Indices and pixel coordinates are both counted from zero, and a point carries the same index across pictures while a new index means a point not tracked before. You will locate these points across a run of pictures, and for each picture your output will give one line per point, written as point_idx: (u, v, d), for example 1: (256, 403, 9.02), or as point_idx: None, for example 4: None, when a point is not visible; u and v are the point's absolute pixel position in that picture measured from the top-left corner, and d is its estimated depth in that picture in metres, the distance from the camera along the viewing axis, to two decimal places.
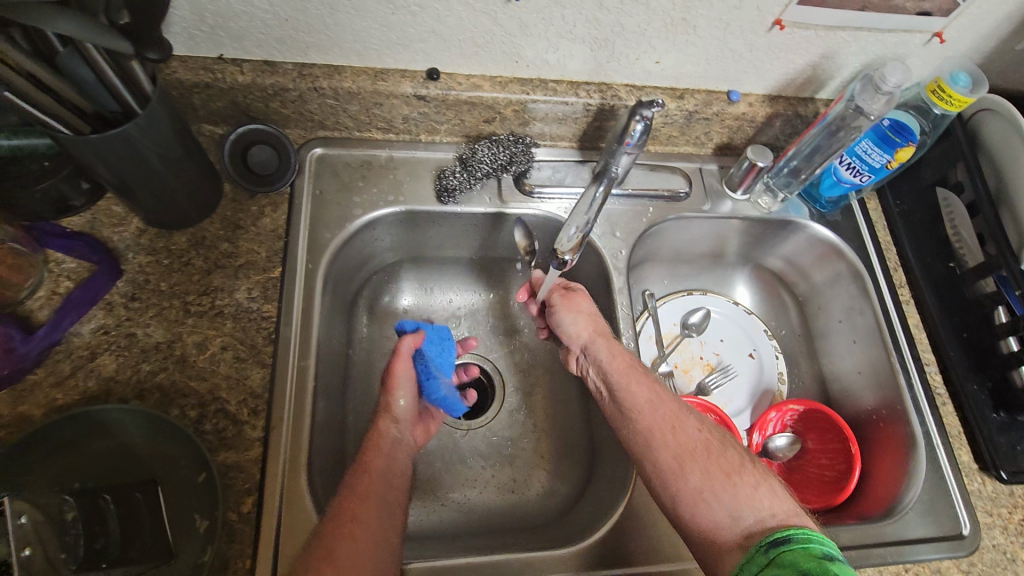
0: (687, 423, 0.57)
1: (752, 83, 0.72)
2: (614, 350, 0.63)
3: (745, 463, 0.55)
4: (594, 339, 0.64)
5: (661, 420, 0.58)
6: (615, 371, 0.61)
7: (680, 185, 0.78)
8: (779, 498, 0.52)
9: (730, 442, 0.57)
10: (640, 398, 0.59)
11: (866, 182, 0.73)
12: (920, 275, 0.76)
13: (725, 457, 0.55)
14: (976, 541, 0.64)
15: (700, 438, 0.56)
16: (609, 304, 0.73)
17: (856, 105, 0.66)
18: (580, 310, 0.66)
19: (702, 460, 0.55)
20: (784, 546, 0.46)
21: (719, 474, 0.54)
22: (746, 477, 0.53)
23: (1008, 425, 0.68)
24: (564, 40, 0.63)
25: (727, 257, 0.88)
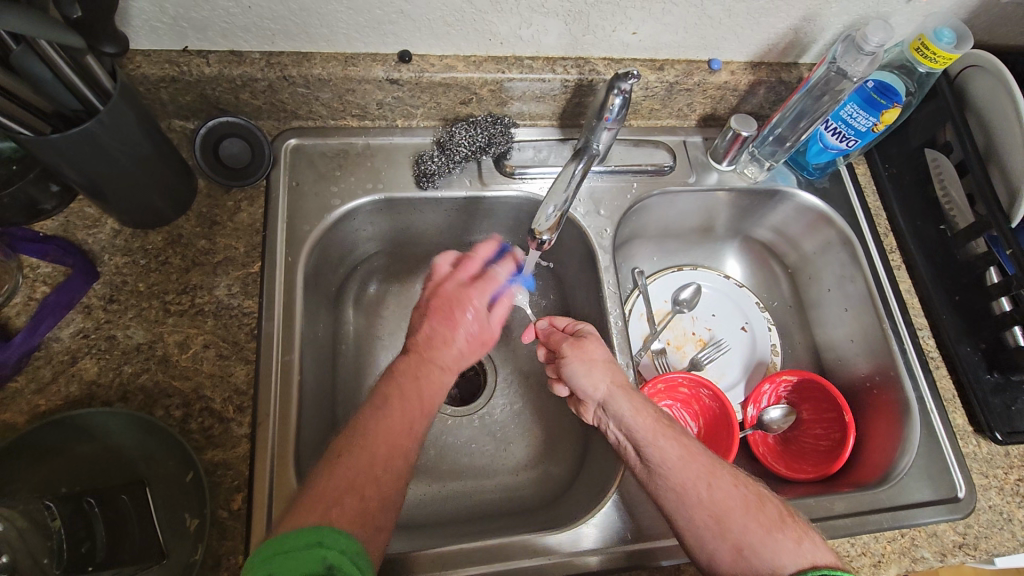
0: (720, 477, 0.55)
1: (733, 50, 0.71)
2: (639, 404, 0.59)
3: (784, 513, 0.53)
4: (612, 391, 0.60)
5: (693, 477, 0.54)
6: (642, 426, 0.58)
7: (665, 159, 0.77)
8: (820, 551, 0.51)
9: (762, 491, 0.55)
10: (671, 454, 0.56)
11: (853, 146, 0.71)
12: (911, 239, 0.75)
13: (763, 509, 0.53)
14: (971, 503, 0.64)
15: (736, 492, 0.54)
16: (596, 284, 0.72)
17: (838, 67, 0.64)
18: (597, 361, 0.62)
19: (741, 517, 0.52)
20: None
21: (759, 529, 0.51)
22: (787, 531, 0.51)
23: (1002, 386, 0.68)
24: (537, 14, 0.62)
25: (716, 230, 0.86)
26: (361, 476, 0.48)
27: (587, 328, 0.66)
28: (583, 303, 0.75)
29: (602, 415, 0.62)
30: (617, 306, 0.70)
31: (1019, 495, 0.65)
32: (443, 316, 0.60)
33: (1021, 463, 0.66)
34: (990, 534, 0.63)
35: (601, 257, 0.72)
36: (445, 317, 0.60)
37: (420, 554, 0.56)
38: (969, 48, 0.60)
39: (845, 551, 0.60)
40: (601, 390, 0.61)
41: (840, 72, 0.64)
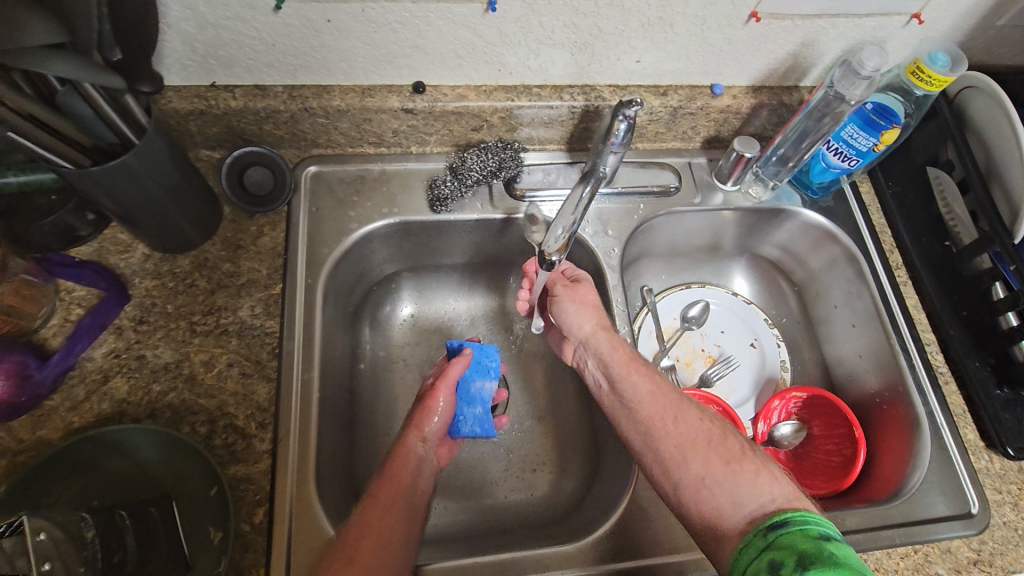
0: (687, 412, 0.58)
1: (734, 76, 0.73)
2: (618, 343, 0.65)
3: (748, 450, 0.54)
4: (593, 333, 0.65)
5: (661, 408, 0.59)
6: (617, 362, 0.63)
7: (670, 180, 0.79)
8: (779, 483, 0.51)
9: (731, 433, 0.56)
10: (642, 388, 0.61)
11: (855, 166, 0.73)
12: (917, 256, 0.76)
13: (725, 444, 0.55)
14: (985, 519, 0.63)
15: (701, 426, 0.56)
16: (604, 302, 0.74)
17: (836, 91, 0.66)
18: (584, 304, 0.67)
19: (702, 449, 0.54)
20: (779, 530, 0.45)
21: (719, 462, 0.53)
22: (747, 464, 0.52)
23: (1013, 401, 0.68)
24: (544, 46, 0.65)
25: (724, 248, 0.88)
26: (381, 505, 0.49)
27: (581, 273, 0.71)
28: None
29: (586, 355, 0.67)
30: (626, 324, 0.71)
31: None
32: (420, 409, 0.64)
33: None
34: (1006, 550, 0.62)
35: (610, 276, 0.74)
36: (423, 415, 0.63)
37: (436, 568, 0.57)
38: (964, 70, 0.63)
39: None
40: (584, 332, 0.66)
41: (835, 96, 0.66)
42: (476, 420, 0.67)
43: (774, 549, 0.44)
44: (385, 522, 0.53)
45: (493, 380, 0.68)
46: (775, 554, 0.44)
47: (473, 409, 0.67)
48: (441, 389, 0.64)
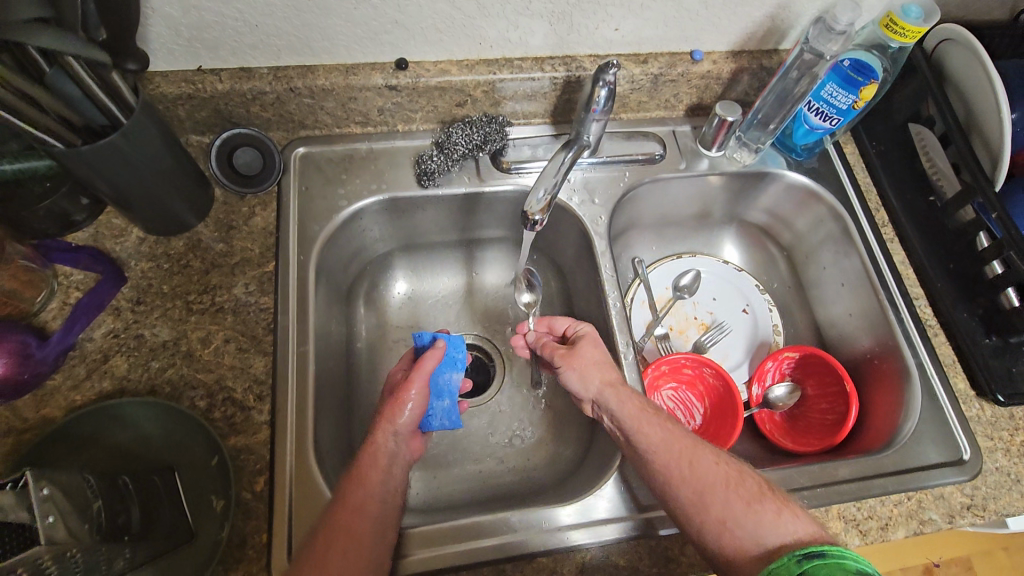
0: (702, 456, 0.56)
1: (713, 41, 0.74)
2: (625, 395, 0.61)
3: (765, 487, 0.54)
4: (601, 390, 0.62)
5: (677, 456, 0.56)
6: (627, 417, 0.59)
7: (655, 148, 0.80)
8: (802, 520, 0.51)
9: (744, 468, 0.56)
10: (654, 440, 0.58)
11: (837, 125, 0.74)
12: (902, 212, 0.77)
13: (744, 485, 0.54)
14: (977, 464, 0.64)
15: (720, 471, 0.55)
16: (594, 271, 0.75)
17: (811, 48, 0.66)
18: (589, 361, 0.65)
19: (722, 492, 0.53)
20: (814, 560, 0.45)
21: (740, 504, 0.52)
22: (767, 504, 0.52)
23: (1001, 349, 0.68)
24: (522, 17, 0.66)
25: (712, 217, 0.89)
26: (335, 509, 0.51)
27: (584, 327, 0.70)
28: (584, 290, 0.78)
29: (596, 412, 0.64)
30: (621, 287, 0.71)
31: None
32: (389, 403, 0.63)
33: None
34: (999, 495, 0.63)
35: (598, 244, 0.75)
36: (393, 407, 0.62)
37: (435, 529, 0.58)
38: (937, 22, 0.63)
39: (851, 514, 0.61)
40: (591, 386, 0.63)
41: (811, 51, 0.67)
42: (445, 412, 0.68)
43: None
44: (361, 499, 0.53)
45: (460, 372, 0.68)
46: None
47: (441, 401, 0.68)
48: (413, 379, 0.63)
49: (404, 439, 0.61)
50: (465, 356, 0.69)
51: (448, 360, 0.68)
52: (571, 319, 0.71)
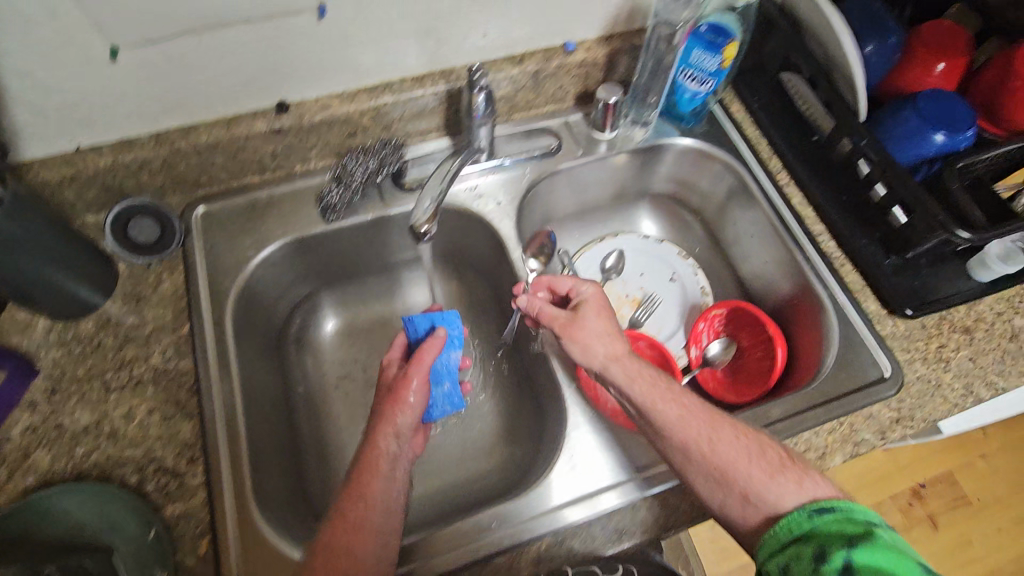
0: (721, 430, 0.57)
1: (582, 30, 0.77)
2: (633, 369, 0.62)
3: (786, 455, 0.56)
4: (606, 363, 0.63)
5: (695, 430, 0.57)
6: (638, 392, 0.60)
7: (551, 141, 0.82)
8: (822, 486, 0.53)
9: (762, 438, 0.58)
10: (669, 415, 0.58)
11: (713, 87, 0.77)
12: (793, 156, 0.80)
13: (765, 455, 0.55)
14: (899, 378, 0.67)
15: (740, 444, 0.56)
16: (514, 270, 0.77)
17: (662, 20, 0.69)
18: (594, 326, 0.66)
19: (744, 465, 0.55)
20: (827, 513, 0.50)
21: (763, 475, 0.54)
22: (790, 473, 0.54)
23: (902, 266, 0.72)
24: (389, 40, 0.67)
25: (625, 196, 0.92)
26: (365, 521, 0.54)
27: (585, 289, 0.70)
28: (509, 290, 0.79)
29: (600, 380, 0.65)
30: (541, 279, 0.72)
31: (942, 361, 0.69)
32: (388, 409, 0.63)
33: (937, 331, 0.70)
34: (923, 402, 0.66)
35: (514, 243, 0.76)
36: (394, 409, 0.63)
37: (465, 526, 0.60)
38: None
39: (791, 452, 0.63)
40: (598, 356, 0.64)
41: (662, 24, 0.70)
42: (445, 397, 0.71)
43: (820, 531, 0.48)
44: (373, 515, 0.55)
45: (458, 349, 0.70)
46: (822, 536, 0.48)
47: (440, 386, 0.71)
48: (411, 378, 0.64)
49: (406, 440, 0.62)
50: (461, 332, 0.71)
51: (447, 341, 0.69)
52: (571, 277, 0.72)
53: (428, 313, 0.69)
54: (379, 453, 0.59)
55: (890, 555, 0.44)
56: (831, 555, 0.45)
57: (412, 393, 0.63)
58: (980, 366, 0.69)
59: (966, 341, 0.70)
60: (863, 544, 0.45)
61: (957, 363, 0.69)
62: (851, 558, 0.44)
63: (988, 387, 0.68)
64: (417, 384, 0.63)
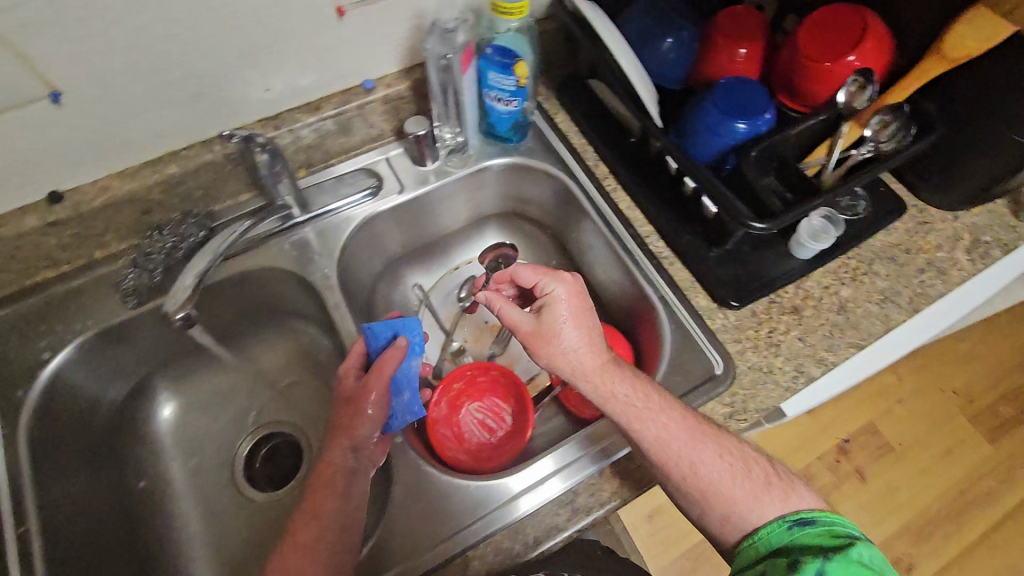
0: (705, 452, 0.59)
1: (377, 67, 0.74)
2: (622, 384, 0.61)
3: (770, 476, 0.59)
4: (580, 379, 0.62)
5: (673, 455, 0.58)
6: (616, 412, 0.60)
7: (368, 180, 0.79)
8: (807, 501, 0.58)
9: (749, 454, 0.60)
10: (649, 435, 0.59)
11: (520, 105, 0.76)
12: (615, 159, 0.79)
13: (749, 472, 0.59)
14: (729, 375, 0.67)
15: (721, 465, 0.58)
16: (339, 326, 0.71)
17: (435, 55, 0.67)
18: (567, 345, 0.63)
19: (731, 482, 0.58)
20: (807, 526, 0.54)
21: (749, 492, 0.58)
22: (775, 491, 0.58)
23: (725, 257, 0.73)
24: (155, 111, 0.63)
25: (470, 222, 0.90)
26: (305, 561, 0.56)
27: (556, 288, 0.65)
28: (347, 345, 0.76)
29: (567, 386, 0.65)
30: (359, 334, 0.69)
31: (773, 346, 0.69)
32: (351, 414, 0.64)
33: (766, 316, 0.71)
34: (756, 392, 0.67)
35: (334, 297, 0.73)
36: (354, 419, 0.64)
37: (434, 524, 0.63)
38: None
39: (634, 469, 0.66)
40: (591, 371, 0.62)
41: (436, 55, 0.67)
42: (406, 407, 0.66)
43: (798, 542, 0.53)
44: (318, 533, 0.57)
45: (417, 357, 0.68)
46: (800, 545, 0.53)
47: (401, 396, 0.67)
48: (371, 377, 0.65)
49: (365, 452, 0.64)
50: (421, 339, 0.69)
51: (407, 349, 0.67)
52: (538, 269, 0.67)
53: (388, 321, 0.68)
54: (329, 467, 0.61)
55: (862, 570, 0.48)
56: (804, 565, 0.50)
57: (376, 401, 0.64)
58: (810, 345, 0.70)
59: (796, 322, 0.71)
60: (836, 557, 0.49)
61: (788, 346, 0.70)
62: (819, 569, 0.49)
63: (820, 364, 0.69)
64: (375, 398, 0.64)
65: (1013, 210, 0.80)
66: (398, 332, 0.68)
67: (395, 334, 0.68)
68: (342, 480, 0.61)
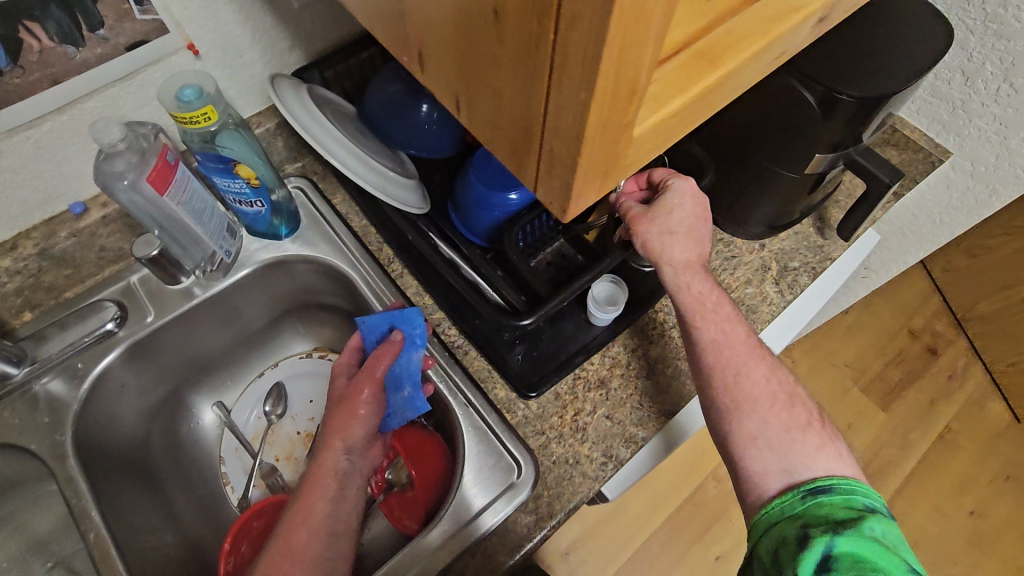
0: (755, 370, 0.56)
1: (81, 189, 0.63)
2: (702, 285, 0.58)
3: (812, 416, 0.56)
4: (688, 268, 0.58)
5: (733, 357, 0.57)
6: (689, 304, 0.58)
7: (106, 316, 0.66)
8: (843, 460, 0.53)
9: (796, 391, 0.57)
10: (705, 333, 0.57)
11: (267, 204, 0.67)
12: (396, 242, 0.72)
13: (793, 410, 0.56)
14: (531, 477, 0.60)
15: (770, 388, 0.56)
16: (79, 497, 0.61)
17: (108, 187, 0.54)
18: (671, 225, 0.58)
19: (766, 410, 0.55)
20: (823, 495, 0.49)
21: (780, 428, 0.54)
22: (813, 437, 0.54)
23: (518, 339, 0.66)
24: None
25: (265, 323, 0.80)
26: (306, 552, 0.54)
27: (681, 181, 0.60)
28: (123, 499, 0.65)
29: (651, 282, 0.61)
30: (96, 514, 0.60)
31: (579, 431, 0.63)
32: (343, 409, 0.62)
33: (571, 397, 0.65)
34: (562, 490, 0.61)
35: (69, 468, 0.62)
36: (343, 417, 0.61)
37: (429, 535, 0.59)
38: (213, 83, 0.56)
39: None
40: (665, 255, 0.58)
41: (109, 180, 0.54)
42: (406, 403, 0.64)
43: (810, 514, 0.49)
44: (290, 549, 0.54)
45: (421, 349, 0.64)
46: (809, 518, 0.48)
47: (401, 392, 0.64)
48: (365, 379, 0.62)
49: (359, 453, 0.61)
50: (425, 330, 0.64)
51: (405, 341, 0.63)
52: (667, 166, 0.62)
53: (386, 313, 0.65)
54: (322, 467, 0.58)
55: (873, 548, 0.44)
56: (814, 540, 0.46)
57: (366, 396, 0.62)
58: (618, 423, 0.64)
59: (602, 397, 0.65)
60: (847, 532, 0.45)
61: (595, 428, 0.63)
62: (830, 547, 0.44)
63: (628, 444, 0.63)
64: (368, 394, 0.62)
65: (819, 227, 0.78)
66: (394, 324, 0.64)
67: (391, 327, 0.65)
68: (333, 484, 0.58)
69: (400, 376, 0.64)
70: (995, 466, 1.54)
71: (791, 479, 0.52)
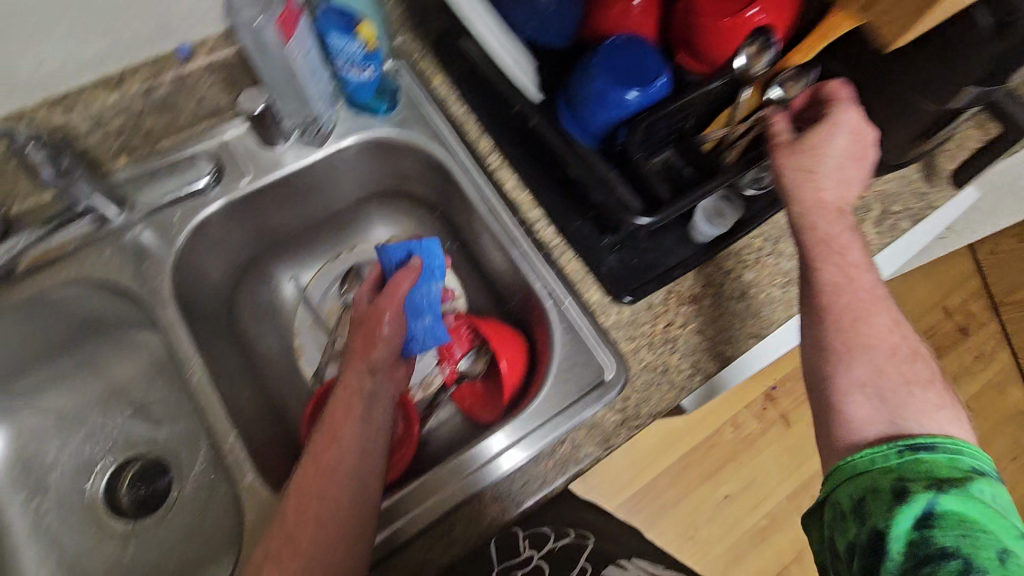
0: (875, 316, 0.55)
1: (191, 30, 0.60)
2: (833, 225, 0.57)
3: (921, 353, 0.55)
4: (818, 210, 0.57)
5: (848, 301, 0.55)
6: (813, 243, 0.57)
7: (199, 172, 0.65)
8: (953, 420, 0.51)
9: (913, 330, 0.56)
10: (826, 274, 0.56)
11: (376, 72, 0.65)
12: (498, 133, 0.70)
13: (913, 367, 0.53)
14: (622, 377, 0.62)
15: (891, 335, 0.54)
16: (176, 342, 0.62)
17: (239, 23, 0.52)
18: (817, 164, 0.56)
19: (885, 356, 0.53)
20: (924, 453, 0.47)
21: (901, 378, 0.52)
22: (931, 397, 0.52)
23: (619, 245, 0.65)
24: None
25: (347, 205, 0.79)
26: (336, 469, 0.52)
27: (850, 113, 0.56)
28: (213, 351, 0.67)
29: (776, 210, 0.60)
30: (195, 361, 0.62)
31: (669, 342, 0.63)
32: (370, 327, 0.63)
33: (665, 309, 0.65)
34: (649, 394, 0.62)
35: (168, 313, 0.63)
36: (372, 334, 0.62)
37: (471, 457, 0.60)
38: None
39: (506, 488, 0.59)
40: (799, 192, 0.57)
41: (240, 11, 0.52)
42: (427, 331, 0.67)
43: (908, 469, 0.46)
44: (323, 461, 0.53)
45: (439, 279, 0.67)
46: (907, 473, 0.46)
47: (422, 320, 0.67)
48: (389, 298, 0.63)
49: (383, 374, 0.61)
50: (440, 262, 0.67)
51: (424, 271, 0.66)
52: (848, 92, 0.57)
53: (404, 242, 0.67)
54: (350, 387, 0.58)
55: (980, 511, 0.43)
56: (916, 497, 0.44)
57: (389, 316, 0.63)
58: (708, 338, 0.64)
59: (694, 312, 0.65)
60: (955, 493, 0.44)
61: (685, 341, 0.64)
62: (934, 506, 0.43)
63: (716, 359, 0.63)
64: (389, 316, 0.63)
65: (925, 174, 0.75)
66: (412, 252, 0.66)
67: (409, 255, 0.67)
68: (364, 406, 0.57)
69: (419, 303, 0.67)
70: (1002, 446, 1.58)
71: (895, 422, 0.50)
